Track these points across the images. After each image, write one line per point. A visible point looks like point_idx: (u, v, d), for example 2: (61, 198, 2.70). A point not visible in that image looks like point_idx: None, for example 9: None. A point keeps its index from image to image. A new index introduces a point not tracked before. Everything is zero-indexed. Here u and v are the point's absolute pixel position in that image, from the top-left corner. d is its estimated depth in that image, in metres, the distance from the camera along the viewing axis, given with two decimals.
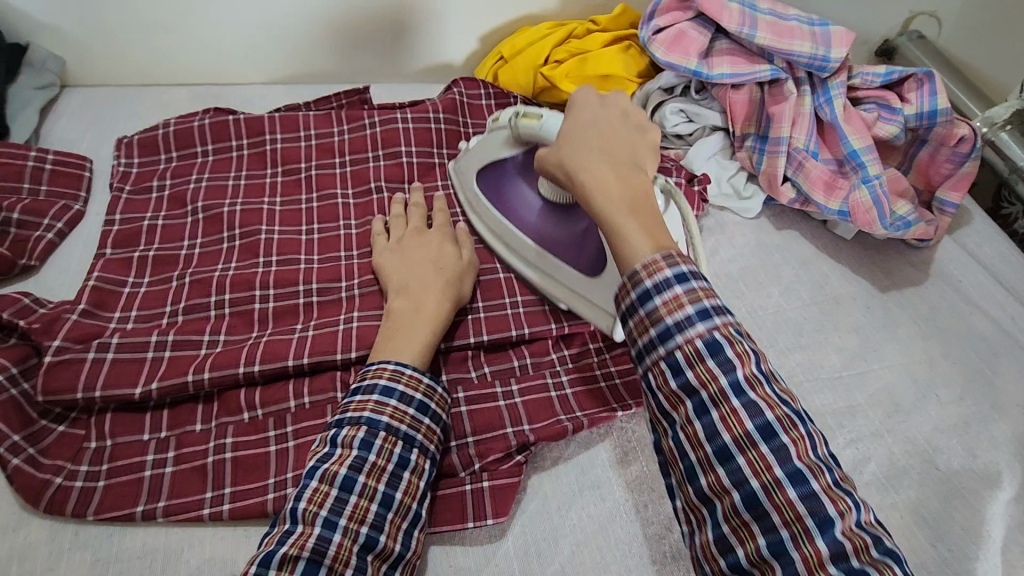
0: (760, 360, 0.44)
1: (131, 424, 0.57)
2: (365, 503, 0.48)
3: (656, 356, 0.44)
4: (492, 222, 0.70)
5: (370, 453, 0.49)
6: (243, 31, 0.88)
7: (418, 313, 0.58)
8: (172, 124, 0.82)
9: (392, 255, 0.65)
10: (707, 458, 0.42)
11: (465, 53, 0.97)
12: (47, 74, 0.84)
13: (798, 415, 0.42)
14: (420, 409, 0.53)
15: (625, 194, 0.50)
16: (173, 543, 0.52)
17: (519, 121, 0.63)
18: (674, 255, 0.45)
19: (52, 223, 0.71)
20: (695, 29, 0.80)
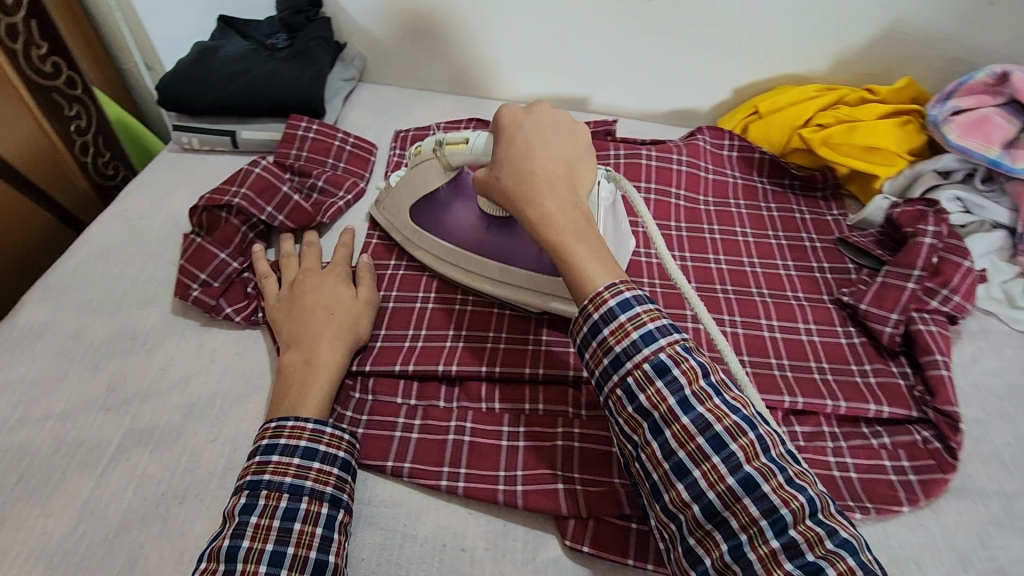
0: (706, 374, 0.47)
1: (389, 387, 0.65)
2: (251, 566, 0.48)
3: (612, 384, 0.48)
4: (438, 249, 0.72)
5: (252, 514, 0.50)
6: (517, 55, 0.97)
7: (312, 364, 0.60)
8: (443, 127, 0.92)
9: (289, 316, 0.65)
10: (667, 475, 0.46)
11: (714, 101, 0.98)
12: (353, 70, 0.99)
13: (747, 421, 0.46)
14: (307, 452, 0.54)
15: (572, 215, 0.53)
16: (414, 502, 0.57)
17: (445, 150, 0.65)
18: (618, 284, 0.49)
19: (343, 194, 0.82)
20: (1005, 114, 0.74)
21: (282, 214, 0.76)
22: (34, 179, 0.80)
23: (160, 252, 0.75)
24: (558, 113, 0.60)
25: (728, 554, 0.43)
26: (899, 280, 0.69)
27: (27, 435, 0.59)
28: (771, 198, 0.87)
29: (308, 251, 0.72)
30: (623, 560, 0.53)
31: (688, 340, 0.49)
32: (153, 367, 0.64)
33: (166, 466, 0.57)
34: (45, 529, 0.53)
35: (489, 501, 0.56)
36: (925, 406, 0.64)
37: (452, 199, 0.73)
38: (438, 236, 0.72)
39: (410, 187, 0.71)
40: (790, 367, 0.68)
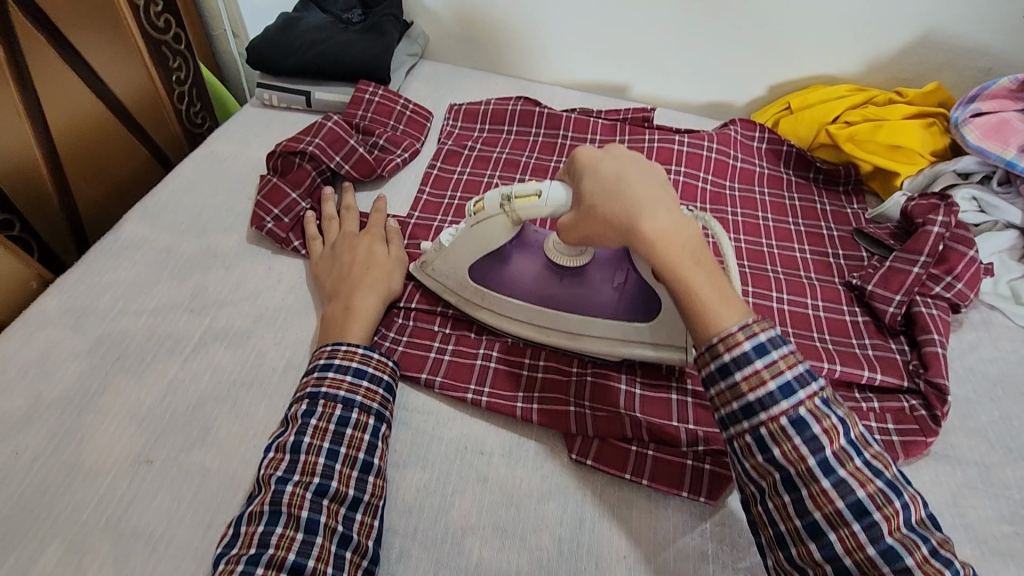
0: (849, 433, 0.49)
1: (428, 316, 0.73)
2: (313, 457, 0.54)
3: (741, 429, 0.50)
4: (504, 308, 0.69)
5: (312, 418, 0.56)
6: (566, 41, 1.05)
7: (350, 310, 0.66)
8: (492, 103, 1.00)
9: (332, 268, 0.72)
10: (798, 531, 0.48)
11: (749, 97, 1.04)
12: (416, 46, 1.09)
13: (890, 487, 0.48)
14: (356, 374, 0.60)
15: (688, 239, 0.53)
16: (442, 412, 0.65)
17: (514, 205, 0.61)
18: (751, 326, 0.50)
19: (401, 153, 0.91)
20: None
21: (347, 164, 0.86)
22: (137, 118, 0.91)
23: (240, 189, 0.85)
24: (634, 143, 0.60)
25: None
26: (906, 265, 0.74)
27: (125, 324, 0.69)
28: (795, 189, 0.93)
29: (346, 215, 0.79)
30: (621, 474, 0.60)
31: (826, 390, 0.50)
32: (230, 282, 0.74)
33: (238, 360, 0.67)
34: (138, 397, 0.63)
35: (509, 415, 0.64)
36: (918, 378, 0.69)
37: (515, 255, 0.69)
38: (503, 296, 0.68)
39: (472, 245, 0.67)
40: (793, 334, 0.74)
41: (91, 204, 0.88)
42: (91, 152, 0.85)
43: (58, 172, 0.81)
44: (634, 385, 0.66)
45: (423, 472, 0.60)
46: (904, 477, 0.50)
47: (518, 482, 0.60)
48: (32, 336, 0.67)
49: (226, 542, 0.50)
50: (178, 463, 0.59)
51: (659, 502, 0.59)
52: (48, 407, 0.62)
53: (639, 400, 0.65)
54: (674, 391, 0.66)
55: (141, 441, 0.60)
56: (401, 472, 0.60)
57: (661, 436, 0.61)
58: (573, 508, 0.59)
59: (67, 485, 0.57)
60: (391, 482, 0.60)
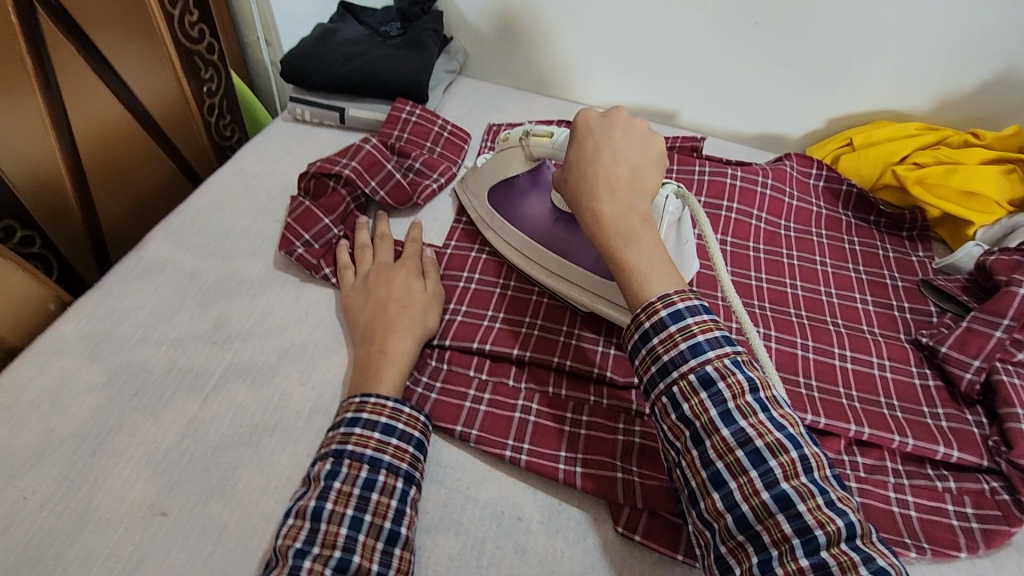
0: (754, 389, 0.47)
1: (463, 359, 0.68)
2: (335, 528, 0.49)
3: (658, 392, 0.49)
4: (502, 232, 0.77)
5: (335, 480, 0.52)
6: (614, 64, 1.00)
7: (384, 355, 0.62)
8: (534, 126, 0.95)
9: (365, 303, 0.68)
10: (704, 484, 0.46)
11: (806, 130, 0.98)
12: (455, 62, 1.05)
13: (791, 440, 0.45)
14: (386, 430, 0.55)
15: (627, 222, 0.53)
16: (477, 470, 0.60)
17: (531, 140, 0.72)
18: (672, 295, 0.49)
19: (438, 177, 0.87)
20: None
21: (383, 189, 0.82)
22: (166, 128, 0.88)
23: (269, 209, 0.81)
24: (632, 121, 0.60)
25: (756, 566, 0.42)
26: (986, 328, 0.68)
27: (144, 354, 0.65)
28: (855, 232, 0.87)
29: (379, 246, 0.75)
30: (673, 554, 0.54)
31: (742, 354, 0.48)
32: (256, 311, 0.70)
33: (261, 400, 0.63)
34: (154, 439, 0.59)
35: (550, 477, 0.59)
36: (998, 457, 0.63)
37: (530, 189, 0.77)
38: (506, 218, 0.77)
39: (494, 169, 0.78)
40: (858, 398, 0.68)
41: (115, 219, 0.84)
42: (118, 163, 0.82)
43: (82, 185, 0.78)
44: None
45: (456, 538, 0.55)
46: (812, 436, 0.47)
47: (558, 555, 0.55)
48: (46, 365, 0.63)
49: None
50: (193, 516, 0.54)
51: None
52: (60, 444, 0.58)
53: None
54: None
55: (155, 490, 0.56)
56: (431, 538, 0.55)
57: None
58: None
59: (75, 536, 0.53)
60: (421, 550, 0.55)
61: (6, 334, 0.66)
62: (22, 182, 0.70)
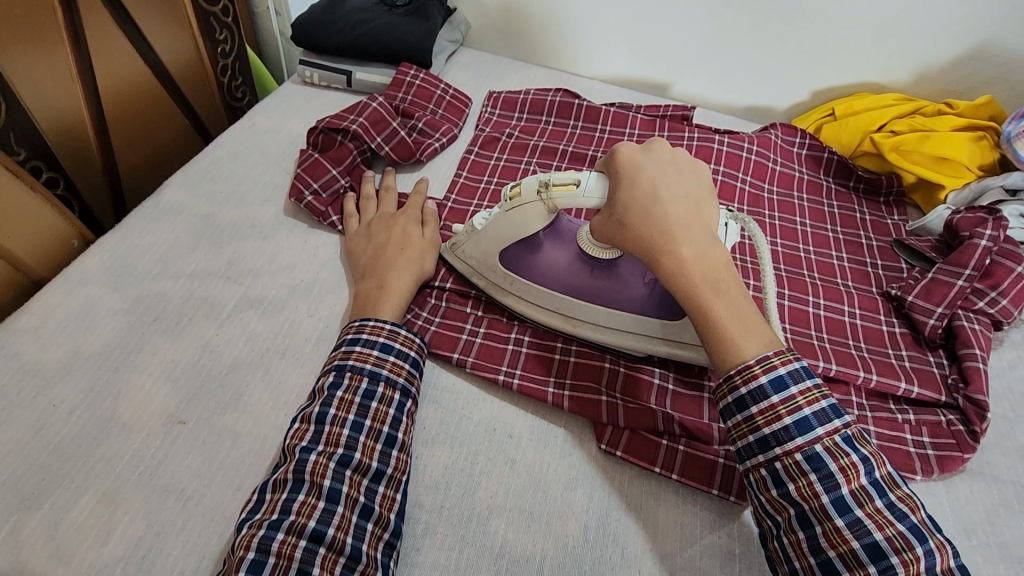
0: (847, 437, 0.50)
1: (460, 298, 0.73)
2: (337, 428, 0.54)
3: (757, 461, 0.51)
4: (531, 296, 0.69)
5: (337, 390, 0.56)
6: (609, 35, 1.05)
7: (383, 289, 0.66)
8: (532, 93, 1.01)
9: (367, 245, 0.73)
10: (812, 568, 0.48)
11: (792, 102, 1.03)
12: (457, 33, 1.10)
13: (913, 533, 0.47)
14: (383, 349, 0.60)
15: (711, 266, 0.54)
16: (472, 393, 0.65)
17: (551, 192, 0.60)
18: (771, 358, 0.51)
19: (439, 137, 0.92)
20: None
21: (388, 145, 0.86)
22: (181, 85, 0.92)
23: (279, 162, 0.86)
24: (673, 153, 0.60)
25: None
26: (950, 278, 0.73)
27: (163, 286, 0.69)
28: (834, 197, 0.92)
29: (384, 197, 0.79)
30: (651, 467, 0.59)
31: (850, 427, 0.50)
32: (266, 251, 0.75)
33: (272, 329, 0.67)
34: (174, 357, 0.64)
35: (539, 400, 0.64)
36: (956, 393, 0.68)
37: (545, 240, 0.68)
38: (532, 281, 0.68)
39: (503, 229, 0.66)
40: (828, 340, 0.73)
41: (132, 169, 0.89)
42: (136, 117, 0.86)
43: (104, 133, 0.82)
44: (667, 381, 0.66)
45: (450, 450, 0.60)
46: (897, 477, 0.50)
47: (546, 467, 0.60)
48: (73, 291, 0.68)
49: (251, 507, 0.49)
50: (209, 425, 0.59)
51: (686, 498, 0.59)
52: (86, 360, 0.62)
53: (671, 397, 0.64)
54: (706, 391, 0.65)
55: (174, 402, 0.60)
56: (428, 449, 0.60)
57: (694, 432, 0.61)
58: (599, 496, 0.58)
59: (102, 438, 0.57)
60: (418, 459, 0.59)
61: (34, 263, 0.71)
62: (48, 125, 0.74)
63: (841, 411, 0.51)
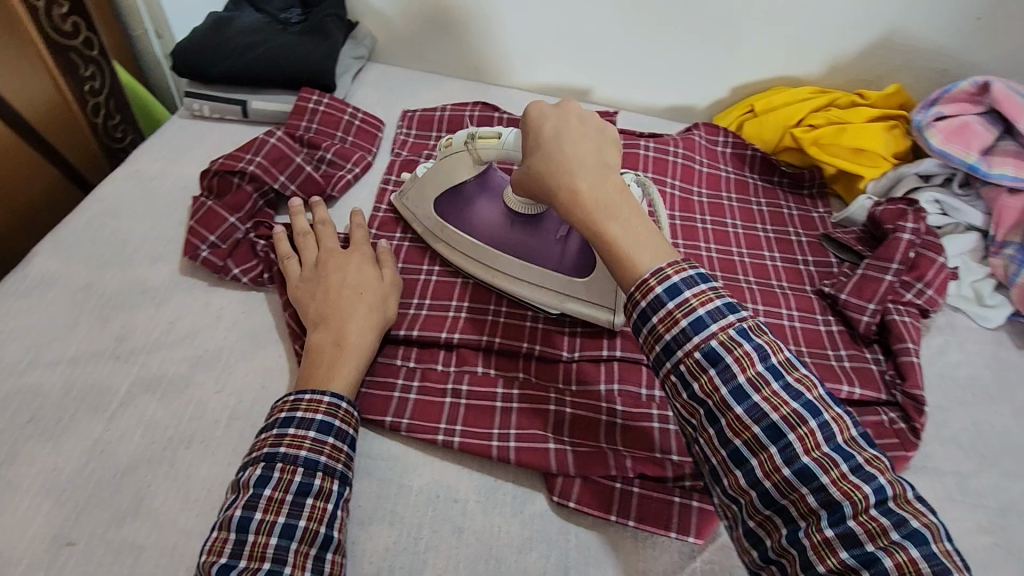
0: (764, 357, 0.44)
1: (389, 350, 0.67)
2: (263, 538, 0.47)
3: (665, 371, 0.47)
4: (460, 244, 0.73)
5: (264, 488, 0.49)
6: (524, 42, 1.00)
7: (339, 347, 0.59)
8: (448, 110, 0.96)
9: (317, 289, 0.64)
10: (725, 462, 0.44)
11: (712, 99, 1.02)
12: (362, 48, 1.02)
13: (808, 407, 0.43)
14: (319, 430, 0.53)
15: (608, 194, 0.51)
16: (410, 457, 0.60)
17: (476, 143, 0.67)
18: (664, 268, 0.46)
19: (352, 167, 0.85)
20: (1010, 141, 0.76)
21: (294, 183, 0.79)
22: (41, 130, 0.81)
23: (170, 212, 0.76)
24: (586, 103, 0.58)
25: (786, 537, 0.42)
26: (878, 273, 0.74)
27: (39, 377, 0.60)
28: (761, 194, 0.92)
29: (322, 230, 0.70)
30: (605, 516, 0.56)
31: (746, 321, 0.46)
32: (161, 321, 0.66)
33: (174, 414, 0.59)
34: (56, 465, 0.55)
35: (483, 456, 0.60)
36: (895, 389, 0.69)
37: (478, 194, 0.74)
38: (460, 229, 0.73)
39: (440, 178, 0.73)
40: None
41: None
42: None
43: None
44: (614, 416, 0.62)
45: (392, 528, 0.55)
46: (833, 399, 0.45)
47: (496, 531, 0.56)
48: None
49: None
50: (107, 543, 0.51)
51: (646, 542, 0.56)
52: None
53: (621, 433, 0.61)
54: (656, 419, 0.62)
55: (60, 520, 0.52)
56: (366, 532, 0.55)
57: (647, 471, 0.58)
58: (555, 556, 0.55)
59: None
60: (357, 544, 0.54)
61: None
62: None
63: (738, 306, 0.46)
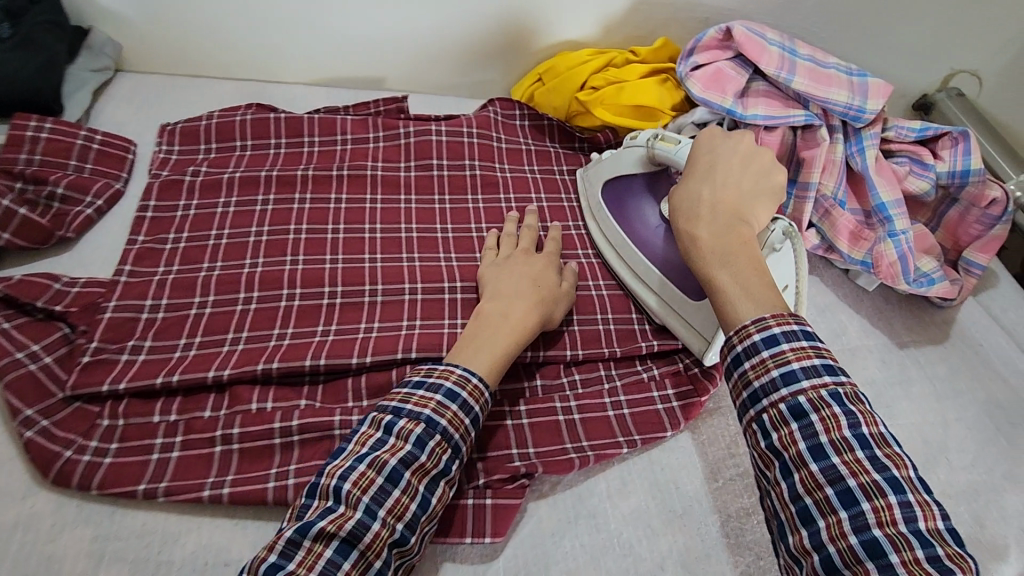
0: (854, 423, 0.44)
1: (143, 407, 0.59)
2: (406, 500, 0.51)
3: (749, 417, 0.48)
4: (609, 231, 0.76)
5: (421, 453, 0.53)
6: (294, 33, 0.91)
7: (507, 319, 0.62)
8: (216, 117, 0.84)
9: (511, 273, 0.68)
10: (792, 518, 0.44)
11: (505, 71, 1.00)
12: (103, 58, 0.88)
13: (894, 484, 0.41)
14: (472, 422, 0.56)
15: (727, 241, 0.55)
16: (172, 526, 0.55)
17: (656, 143, 0.71)
18: (767, 318, 0.48)
19: (93, 200, 0.74)
20: (761, 81, 0.80)
21: (7, 231, 0.68)
22: None
23: None
24: (758, 150, 0.63)
25: None
26: None
27: None
28: (563, 161, 0.91)
29: (525, 233, 0.74)
30: None
31: (843, 386, 0.45)
32: None
33: None
34: None
35: (259, 501, 0.56)
36: None
37: (644, 192, 0.74)
38: (614, 219, 0.75)
39: (614, 166, 0.76)
40: (577, 320, 0.70)
41: None
42: None
43: None
44: None
45: None
46: (925, 485, 0.42)
47: None
48: None
49: None
50: None
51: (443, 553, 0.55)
52: None
53: None
54: None
55: None
56: None
57: None
58: None
59: None
60: None
61: None
62: None
63: (836, 371, 0.46)
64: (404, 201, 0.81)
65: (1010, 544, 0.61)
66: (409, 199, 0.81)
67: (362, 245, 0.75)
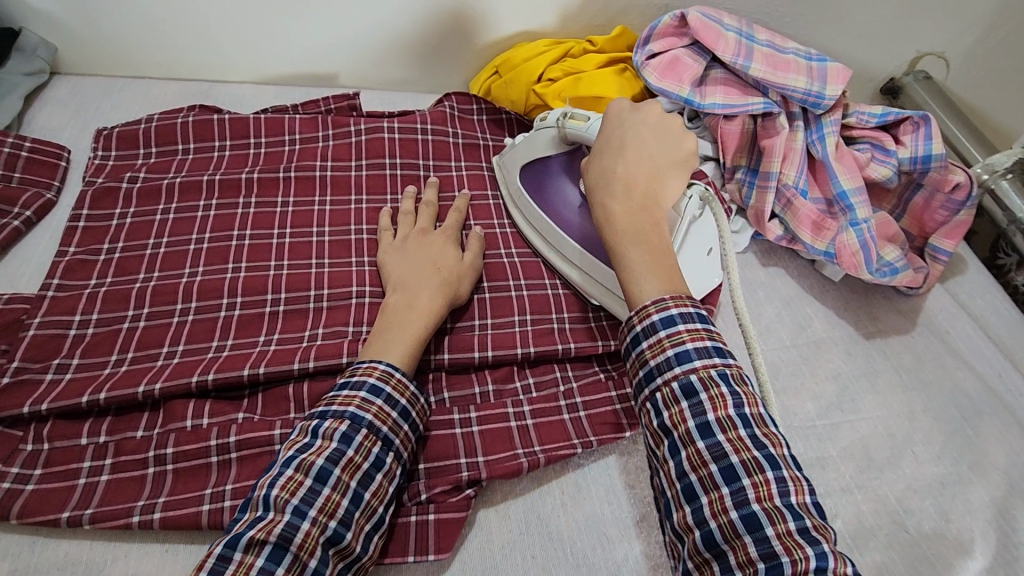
0: (739, 403, 0.44)
1: (71, 430, 0.57)
2: (337, 496, 0.48)
3: (641, 398, 0.47)
4: (531, 216, 0.74)
5: (348, 448, 0.50)
6: (238, 31, 0.87)
7: (412, 307, 0.60)
8: (155, 119, 0.80)
9: (405, 262, 0.65)
10: (677, 496, 0.44)
11: (462, 65, 0.96)
12: (37, 61, 0.84)
13: (771, 461, 0.42)
14: (402, 413, 0.54)
15: (637, 220, 0.52)
16: (97, 553, 0.52)
17: (567, 122, 0.67)
18: (666, 300, 0.47)
19: (21, 211, 0.72)
20: (719, 69, 0.78)
21: None
22: None
23: None
24: (670, 118, 0.60)
25: None
26: None
27: None
28: None
29: (424, 211, 0.73)
30: None
31: (730, 366, 0.45)
32: None
33: None
34: None
35: (192, 525, 0.52)
36: None
37: (561, 173, 0.73)
38: (536, 204, 0.73)
39: (528, 151, 0.74)
40: (530, 320, 0.68)
41: None
42: None
43: None
44: None
45: None
46: (795, 461, 0.43)
47: None
48: None
49: None
50: None
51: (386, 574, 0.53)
52: None
53: None
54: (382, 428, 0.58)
55: None
56: None
57: None
58: None
59: None
60: None
61: None
62: None
63: (725, 350, 0.46)
64: (353, 201, 0.77)
65: (976, 538, 0.59)
66: (360, 200, 0.77)
67: (309, 250, 0.71)
